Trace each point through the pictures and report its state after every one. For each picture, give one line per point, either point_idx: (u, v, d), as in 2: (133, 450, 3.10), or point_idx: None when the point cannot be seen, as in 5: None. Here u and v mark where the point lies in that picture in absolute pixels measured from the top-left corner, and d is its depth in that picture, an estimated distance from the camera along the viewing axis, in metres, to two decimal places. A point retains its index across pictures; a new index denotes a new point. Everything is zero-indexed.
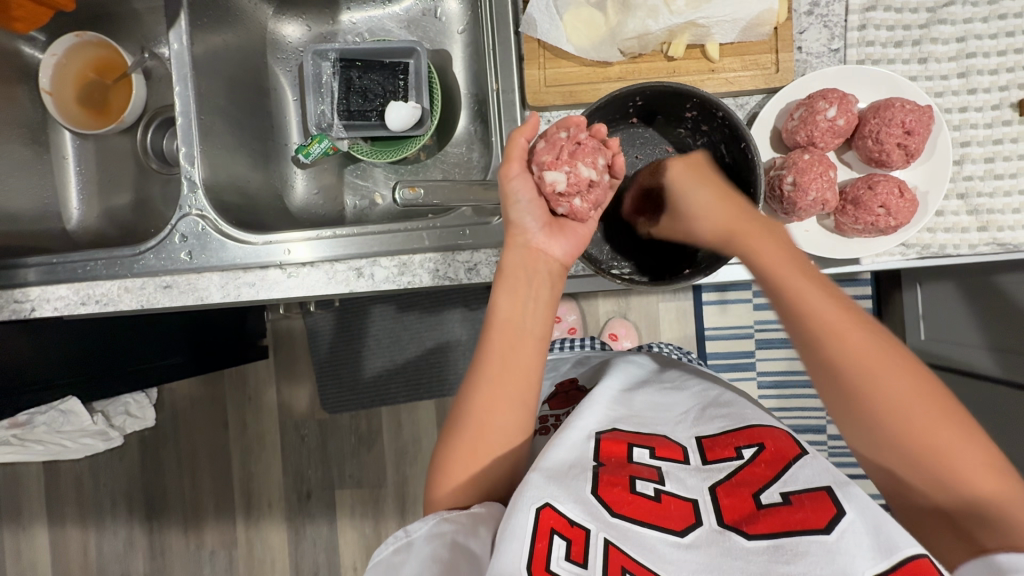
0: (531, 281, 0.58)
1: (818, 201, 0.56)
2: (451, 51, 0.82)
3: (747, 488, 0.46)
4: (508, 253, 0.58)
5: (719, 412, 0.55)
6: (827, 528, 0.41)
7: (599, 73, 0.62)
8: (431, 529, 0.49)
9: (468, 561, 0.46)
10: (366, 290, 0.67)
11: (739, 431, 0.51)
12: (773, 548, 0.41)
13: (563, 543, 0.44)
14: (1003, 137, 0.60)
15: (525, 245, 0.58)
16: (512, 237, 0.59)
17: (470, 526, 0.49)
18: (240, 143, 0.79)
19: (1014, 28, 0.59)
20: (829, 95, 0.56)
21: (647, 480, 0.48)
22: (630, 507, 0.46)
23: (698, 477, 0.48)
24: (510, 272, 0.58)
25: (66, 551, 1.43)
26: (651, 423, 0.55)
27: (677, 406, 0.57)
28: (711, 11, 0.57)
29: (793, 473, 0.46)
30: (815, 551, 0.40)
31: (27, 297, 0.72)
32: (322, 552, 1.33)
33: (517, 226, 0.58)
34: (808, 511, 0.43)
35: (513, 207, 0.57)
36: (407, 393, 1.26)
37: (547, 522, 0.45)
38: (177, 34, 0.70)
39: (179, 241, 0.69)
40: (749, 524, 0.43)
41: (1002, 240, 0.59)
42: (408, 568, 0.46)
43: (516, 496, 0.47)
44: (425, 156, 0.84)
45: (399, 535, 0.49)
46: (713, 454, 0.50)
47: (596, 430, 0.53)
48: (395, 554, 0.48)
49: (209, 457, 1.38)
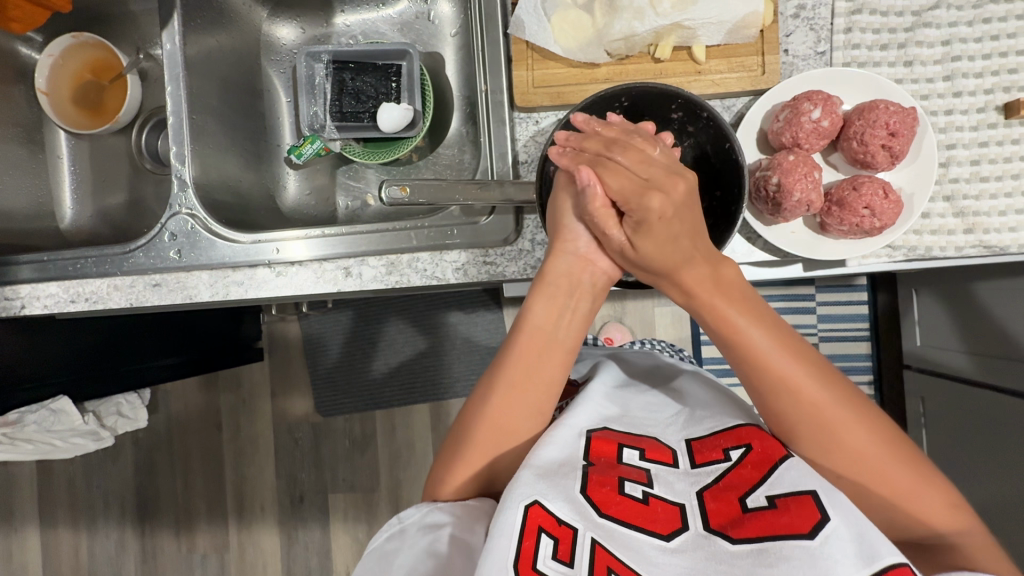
0: (571, 291, 0.57)
1: (803, 202, 0.55)
2: (443, 53, 0.83)
3: (734, 492, 0.46)
4: (554, 259, 0.57)
5: (706, 413, 0.54)
6: (811, 533, 0.41)
7: (586, 74, 0.62)
8: (423, 516, 0.50)
9: (465, 555, 0.46)
10: (354, 289, 0.67)
11: (726, 432, 0.50)
12: (758, 551, 0.41)
13: (551, 541, 0.44)
14: (988, 140, 0.60)
15: (574, 253, 0.57)
16: (561, 243, 0.57)
17: (465, 520, 0.49)
18: (232, 143, 0.79)
19: (1000, 32, 0.60)
20: (814, 97, 0.56)
21: (636, 483, 0.48)
22: (619, 508, 0.46)
23: (686, 482, 0.48)
24: (552, 280, 0.57)
25: (58, 553, 1.42)
26: (642, 424, 0.55)
27: (668, 409, 0.57)
28: (696, 13, 0.57)
29: (778, 476, 0.45)
30: (798, 556, 0.40)
31: (16, 295, 0.72)
32: (315, 556, 1.32)
33: (566, 233, 0.56)
34: (793, 515, 0.42)
35: (564, 213, 0.56)
36: (401, 396, 1.28)
37: (536, 519, 0.44)
38: (170, 35, 0.71)
39: (169, 239, 0.70)
40: (734, 529, 0.43)
41: (988, 242, 0.60)
42: (401, 557, 0.47)
43: (506, 493, 0.46)
44: (417, 157, 0.84)
45: (392, 522, 0.50)
46: (702, 457, 0.50)
47: (587, 429, 0.52)
48: (387, 541, 0.49)
49: (202, 460, 1.37)
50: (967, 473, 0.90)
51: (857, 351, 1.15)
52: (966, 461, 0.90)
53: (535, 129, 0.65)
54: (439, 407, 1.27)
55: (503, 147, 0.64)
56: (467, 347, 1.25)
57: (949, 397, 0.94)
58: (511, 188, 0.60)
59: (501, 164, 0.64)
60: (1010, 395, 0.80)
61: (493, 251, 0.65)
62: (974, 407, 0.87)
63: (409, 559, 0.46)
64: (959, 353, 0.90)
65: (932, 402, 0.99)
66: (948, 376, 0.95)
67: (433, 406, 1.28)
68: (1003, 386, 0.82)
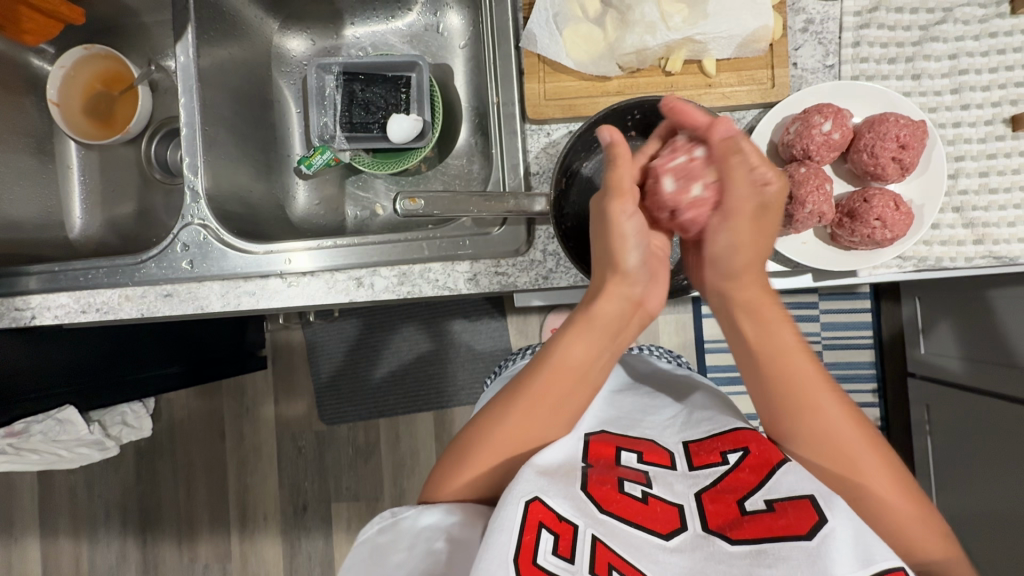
0: (616, 333, 0.56)
1: (814, 214, 0.56)
2: (452, 65, 0.84)
3: (732, 494, 0.46)
4: (603, 302, 0.55)
5: (703, 416, 0.55)
6: (810, 533, 0.41)
7: (597, 87, 0.62)
8: (419, 514, 0.50)
9: (463, 552, 0.47)
10: (366, 300, 0.67)
11: (724, 434, 0.51)
12: (756, 552, 0.41)
13: (551, 537, 0.44)
14: (996, 152, 0.61)
15: (627, 297, 0.55)
16: (616, 286, 0.55)
17: (464, 517, 0.50)
18: (244, 154, 0.80)
19: (1006, 46, 0.61)
20: (824, 110, 0.57)
21: (635, 482, 0.48)
22: (619, 505, 0.46)
23: (686, 483, 0.48)
24: (601, 322, 0.55)
25: (59, 564, 1.41)
26: (641, 427, 0.55)
27: (666, 412, 0.57)
28: (707, 28, 0.58)
29: (776, 480, 0.46)
30: (796, 556, 0.40)
31: (27, 305, 0.72)
32: (317, 566, 1.32)
33: (624, 271, 0.54)
34: (791, 517, 0.43)
35: (624, 249, 0.54)
36: (406, 405, 1.28)
37: (536, 515, 0.44)
38: (183, 47, 0.71)
39: (181, 250, 0.70)
40: (732, 530, 0.43)
41: (997, 253, 0.60)
42: (398, 554, 0.47)
43: (507, 489, 0.47)
44: (425, 167, 0.85)
45: (385, 515, 0.50)
46: (699, 460, 0.50)
47: (586, 431, 0.54)
48: (380, 534, 0.49)
49: (205, 469, 1.37)
50: (971, 481, 0.90)
51: (861, 358, 1.15)
52: (970, 469, 0.90)
53: (546, 142, 0.65)
54: (444, 416, 1.27)
55: (515, 159, 0.65)
56: (471, 356, 1.25)
57: (954, 406, 0.94)
58: (524, 200, 0.59)
59: (512, 175, 0.65)
60: (1014, 403, 0.81)
61: (505, 262, 0.65)
62: (979, 415, 0.87)
63: (408, 557, 0.47)
64: (964, 360, 0.91)
65: (936, 410, 1.00)
66: (953, 385, 0.95)
67: (438, 414, 1.28)
68: (1006, 394, 0.82)
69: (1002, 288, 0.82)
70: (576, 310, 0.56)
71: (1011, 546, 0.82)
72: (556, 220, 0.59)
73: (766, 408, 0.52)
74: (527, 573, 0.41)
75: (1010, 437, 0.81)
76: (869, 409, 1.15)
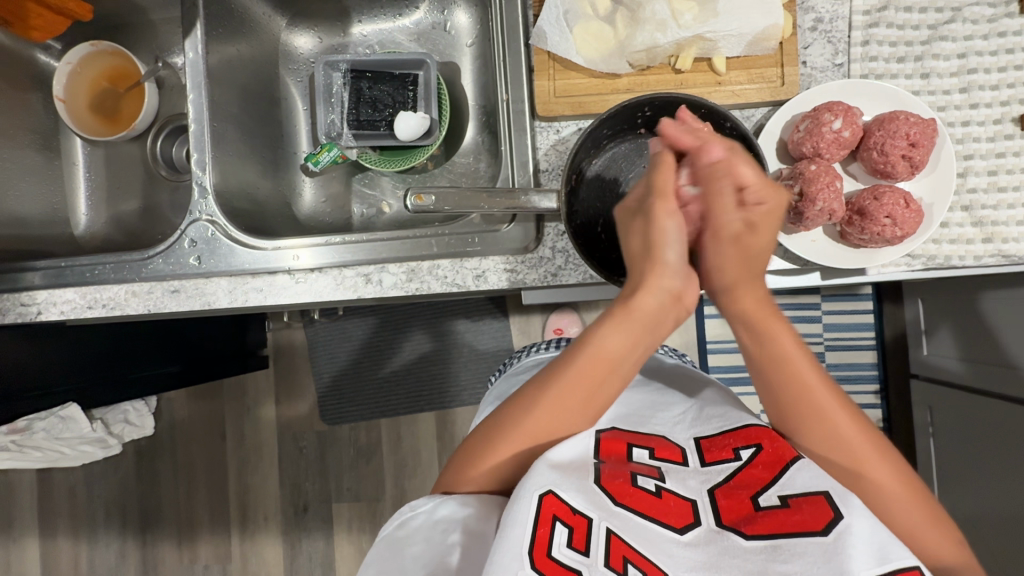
0: (653, 329, 0.54)
1: (825, 211, 0.56)
2: (459, 64, 0.84)
3: (746, 490, 0.46)
4: (643, 296, 0.53)
5: (715, 412, 0.55)
6: (825, 530, 0.41)
7: (607, 85, 0.63)
8: (435, 508, 0.51)
9: (480, 544, 0.47)
10: (374, 296, 0.67)
11: (737, 431, 0.51)
12: (770, 547, 0.41)
13: (565, 530, 0.44)
14: (1005, 151, 0.61)
15: (668, 292, 0.53)
16: (656, 278, 0.53)
17: (481, 511, 0.50)
18: (251, 151, 0.80)
19: (1014, 46, 0.61)
20: (835, 108, 0.57)
21: (648, 476, 0.48)
22: (632, 498, 0.46)
23: (699, 479, 0.48)
24: (638, 315, 0.53)
25: (58, 564, 1.41)
26: (651, 422, 0.55)
27: (676, 406, 0.58)
28: (717, 26, 0.58)
29: (789, 477, 0.46)
30: (812, 551, 0.40)
31: (32, 300, 0.71)
32: (318, 567, 1.31)
33: (663, 266, 0.53)
34: (806, 513, 0.43)
35: (664, 246, 0.53)
36: (408, 404, 1.28)
37: (550, 509, 0.44)
38: (193, 43, 0.71)
39: (188, 246, 0.70)
40: (747, 525, 0.43)
41: (1007, 252, 0.60)
42: (415, 547, 0.48)
43: (522, 482, 0.47)
44: (432, 166, 0.85)
45: (404, 511, 0.51)
46: (711, 455, 0.50)
47: (596, 429, 0.54)
48: (399, 528, 0.50)
49: (206, 469, 1.36)
50: (973, 482, 0.90)
51: (863, 359, 1.15)
52: (972, 470, 0.91)
53: (555, 139, 0.65)
54: (446, 416, 1.27)
55: (524, 156, 0.65)
56: (474, 356, 1.25)
57: (956, 407, 0.94)
58: (535, 196, 0.59)
59: (521, 173, 0.65)
60: (1018, 404, 0.81)
61: (514, 259, 0.64)
62: (981, 416, 0.88)
63: (425, 551, 0.47)
64: (967, 362, 0.91)
65: (939, 411, 1.00)
66: (956, 385, 0.96)
67: (439, 415, 1.27)
68: (1009, 394, 0.83)
69: (1005, 290, 0.82)
70: (615, 300, 0.55)
71: (1015, 548, 0.82)
72: (566, 218, 0.59)
73: (775, 408, 0.52)
74: (542, 565, 0.41)
75: (1013, 438, 0.81)
76: (872, 410, 1.15)
